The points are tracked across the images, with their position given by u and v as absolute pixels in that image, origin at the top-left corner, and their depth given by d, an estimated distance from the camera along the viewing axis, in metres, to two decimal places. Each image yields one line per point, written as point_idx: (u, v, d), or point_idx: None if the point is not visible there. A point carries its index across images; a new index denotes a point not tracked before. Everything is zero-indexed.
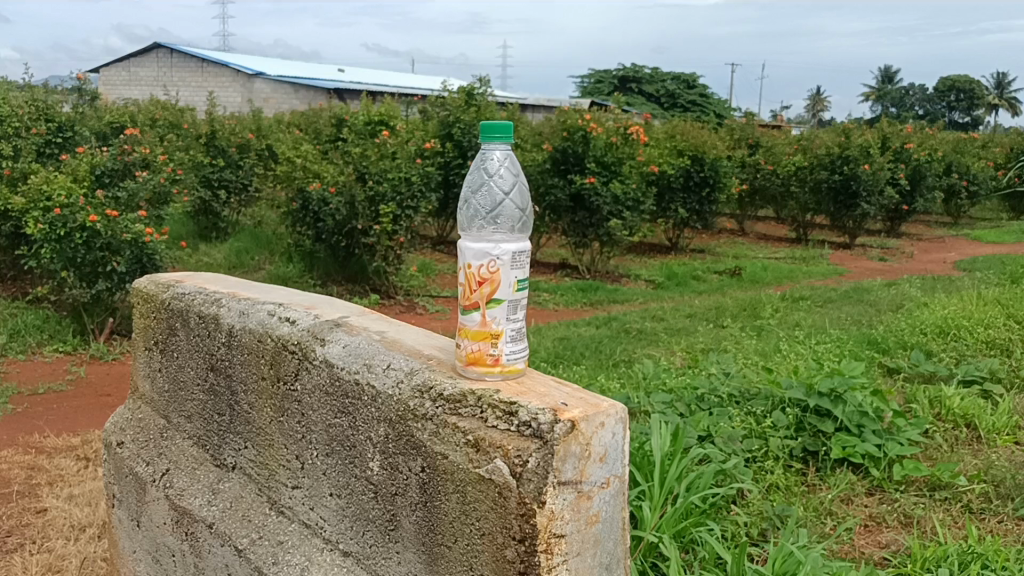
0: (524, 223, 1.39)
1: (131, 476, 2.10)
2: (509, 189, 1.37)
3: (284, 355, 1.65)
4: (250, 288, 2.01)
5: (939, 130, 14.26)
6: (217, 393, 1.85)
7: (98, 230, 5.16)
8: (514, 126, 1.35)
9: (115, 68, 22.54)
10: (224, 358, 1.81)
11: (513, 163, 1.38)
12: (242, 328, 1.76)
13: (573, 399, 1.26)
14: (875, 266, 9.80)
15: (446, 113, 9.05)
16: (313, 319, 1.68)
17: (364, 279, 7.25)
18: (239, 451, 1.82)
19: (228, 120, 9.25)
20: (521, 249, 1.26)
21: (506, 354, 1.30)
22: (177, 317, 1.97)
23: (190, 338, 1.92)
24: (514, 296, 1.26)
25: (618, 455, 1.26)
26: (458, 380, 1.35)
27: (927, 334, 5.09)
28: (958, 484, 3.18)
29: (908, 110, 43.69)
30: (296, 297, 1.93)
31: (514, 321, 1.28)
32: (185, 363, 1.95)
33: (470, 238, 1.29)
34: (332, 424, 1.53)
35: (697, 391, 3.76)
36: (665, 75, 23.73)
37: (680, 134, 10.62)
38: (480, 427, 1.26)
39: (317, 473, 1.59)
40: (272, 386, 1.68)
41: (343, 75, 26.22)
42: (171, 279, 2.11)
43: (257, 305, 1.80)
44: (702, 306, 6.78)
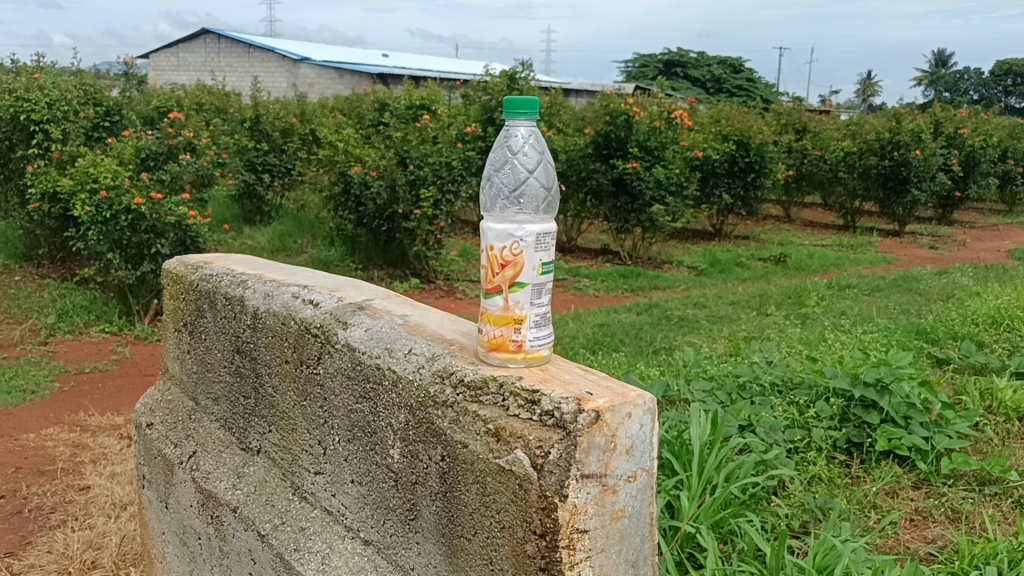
0: (550, 204, 1.35)
1: (159, 458, 2.11)
2: (533, 167, 1.34)
3: (306, 338, 1.64)
4: (277, 270, 2.01)
5: (995, 116, 13.86)
6: (242, 376, 1.85)
7: (143, 213, 5.24)
8: (539, 101, 1.31)
9: (164, 54, 22.97)
10: (249, 340, 1.81)
11: (538, 140, 1.35)
12: (266, 311, 1.75)
13: (599, 388, 1.23)
14: (926, 254, 9.55)
15: (488, 98, 9.04)
16: (336, 302, 1.67)
17: (405, 263, 7.26)
18: (263, 435, 1.82)
19: (273, 104, 9.33)
20: (545, 231, 1.23)
21: (530, 339, 1.27)
22: (204, 299, 1.97)
23: (216, 320, 1.92)
24: (538, 280, 1.23)
25: (645, 448, 1.23)
26: (479, 367, 1.32)
27: (979, 324, 4.95)
28: (1009, 479, 3.09)
29: (962, 96, 42.59)
30: (322, 279, 1.92)
31: (537, 305, 1.25)
32: (212, 345, 1.95)
33: (493, 220, 1.26)
34: (354, 410, 1.52)
35: (738, 380, 3.70)
36: (710, 60, 23.42)
37: (726, 118, 10.46)
38: (502, 415, 1.23)
39: (338, 460, 1.58)
40: (295, 369, 1.67)
41: (387, 60, 26.37)
42: (201, 260, 2.11)
43: (282, 287, 1.79)
44: (746, 293, 6.67)
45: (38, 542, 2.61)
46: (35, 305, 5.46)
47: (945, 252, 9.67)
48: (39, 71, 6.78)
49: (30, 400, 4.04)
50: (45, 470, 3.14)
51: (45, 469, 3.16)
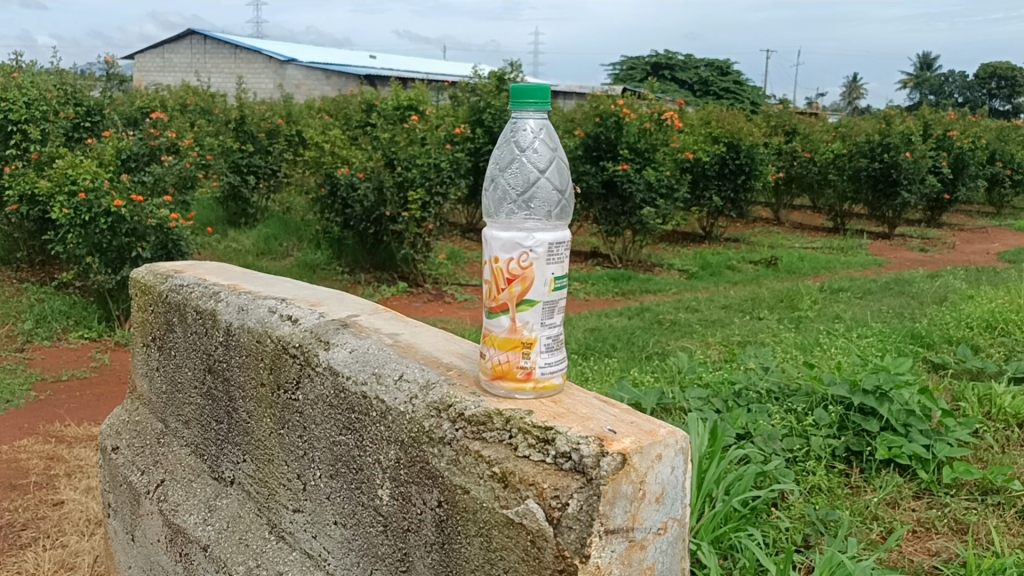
0: (564, 208, 1.27)
1: (125, 486, 2.00)
2: (544, 166, 1.25)
3: (284, 359, 1.54)
4: (253, 280, 1.91)
5: (983, 118, 13.86)
6: (215, 398, 1.75)
7: (123, 215, 5.12)
8: (551, 91, 1.21)
9: (149, 55, 22.84)
10: (222, 360, 1.71)
11: (550, 136, 1.26)
12: (240, 327, 1.65)
13: (620, 426, 1.14)
14: (917, 257, 9.51)
15: (477, 99, 8.96)
16: (318, 319, 1.58)
17: (393, 266, 7.14)
18: (237, 465, 1.71)
19: (258, 106, 9.20)
20: (558, 240, 1.13)
21: (540, 366, 1.17)
22: (174, 312, 1.86)
23: (187, 336, 1.82)
24: (550, 297, 1.13)
25: (675, 495, 1.14)
26: (482, 399, 1.22)
27: (973, 327, 4.88)
28: (1012, 488, 3.01)
29: (946, 99, 42.80)
30: (302, 292, 1.82)
31: (548, 326, 1.15)
32: (182, 363, 1.85)
33: (498, 227, 1.16)
34: (337, 442, 1.42)
35: (734, 387, 3.61)
36: (698, 62, 23.39)
37: (716, 120, 10.39)
38: (509, 456, 1.13)
39: (320, 498, 1.48)
40: (272, 394, 1.57)
41: (373, 61, 26.28)
42: (171, 269, 2.01)
43: (257, 301, 1.69)
44: (738, 297, 6.59)
45: (6, 562, 2.49)
46: (12, 311, 5.32)
47: (935, 255, 9.64)
48: (19, 70, 6.63)
49: (5, 410, 3.91)
50: (17, 484, 3.01)
51: (17, 483, 3.03)
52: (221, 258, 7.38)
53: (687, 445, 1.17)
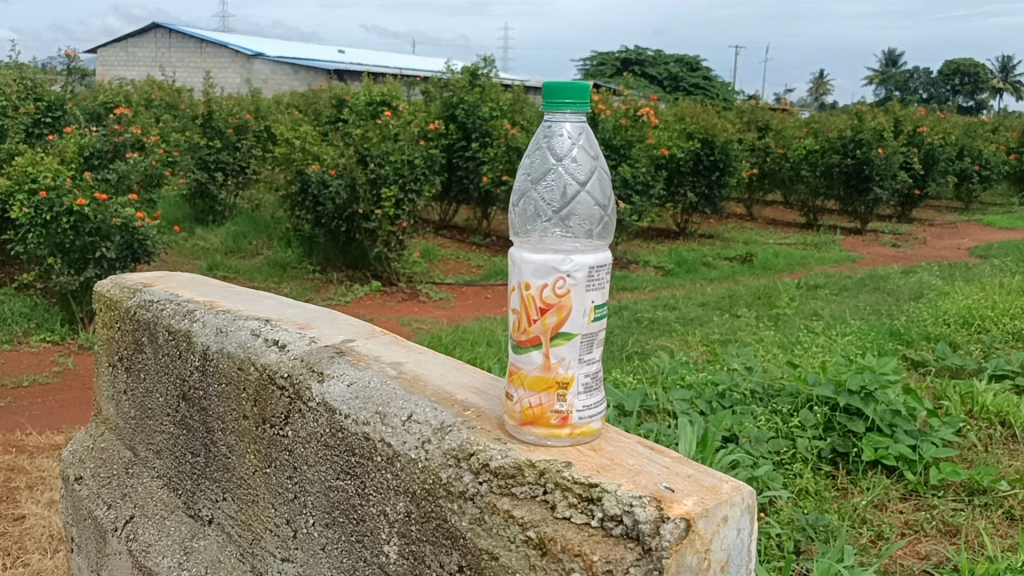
0: (606, 225, 1.21)
1: (89, 520, 1.91)
2: (585, 179, 1.20)
3: (270, 392, 1.49)
4: (229, 296, 1.86)
5: (950, 115, 14.00)
6: (192, 428, 1.69)
7: (87, 214, 4.96)
8: (591, 92, 1.13)
9: (112, 49, 22.45)
10: (200, 388, 1.65)
11: (590, 143, 1.19)
12: (220, 351, 1.60)
13: (677, 482, 1.05)
14: (889, 252, 9.56)
15: (449, 94, 8.88)
16: (308, 345, 1.53)
17: (365, 265, 7.00)
18: (216, 504, 1.65)
19: (226, 101, 9.02)
20: (598, 265, 1.05)
21: (578, 410, 1.08)
22: (145, 330, 1.79)
23: (160, 359, 1.76)
24: (589, 329, 1.05)
25: (741, 560, 1.05)
26: (510, 447, 1.14)
27: (950, 324, 4.85)
28: (999, 488, 2.91)
29: (911, 95, 43.32)
30: (283, 311, 1.77)
31: (586, 362, 1.06)
32: (154, 389, 1.78)
33: (528, 249, 1.08)
34: (334, 487, 1.36)
35: (717, 388, 3.50)
36: (668, 57, 23.42)
37: (690, 117, 10.37)
38: (546, 519, 1.04)
39: (313, 547, 1.42)
40: (258, 430, 1.52)
41: (342, 56, 26.05)
42: (138, 282, 1.94)
43: (238, 323, 1.64)
44: (714, 294, 6.55)
45: None
46: None
47: (908, 250, 9.69)
48: None
49: None
50: None
51: None
52: (189, 257, 7.20)
53: (755, 503, 1.07)
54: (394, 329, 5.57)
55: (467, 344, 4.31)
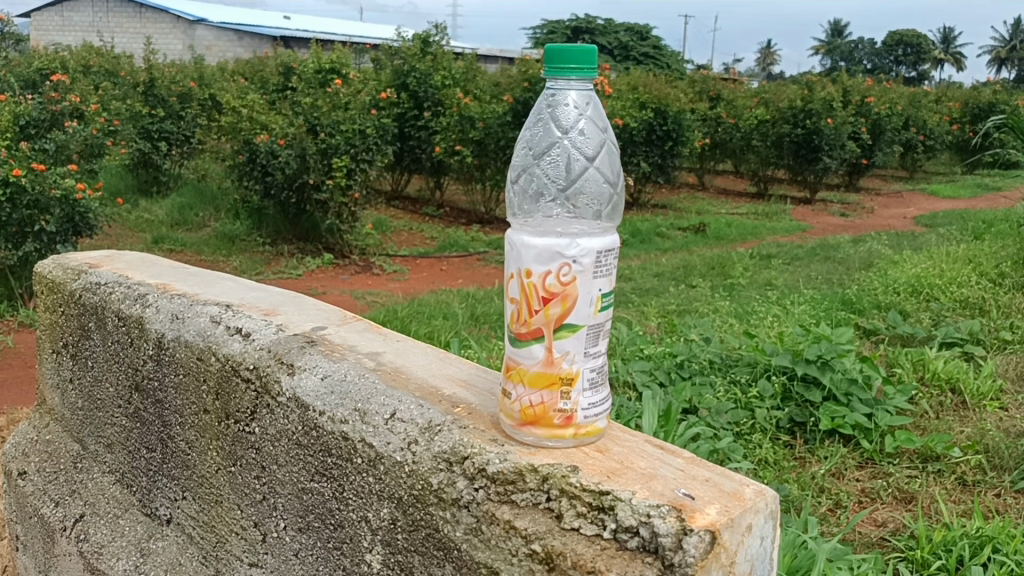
0: (615, 205, 1.19)
1: (36, 519, 1.84)
2: (594, 154, 1.15)
3: (233, 385, 1.43)
4: (181, 278, 1.78)
5: (896, 86, 14.20)
6: (147, 421, 1.62)
7: (24, 186, 4.75)
8: (597, 56, 1.07)
9: (47, 13, 21.71)
10: (155, 380, 1.58)
11: (598, 114, 1.13)
12: (175, 340, 1.54)
13: (696, 488, 1.01)
14: (838, 221, 9.67)
15: (400, 62, 8.73)
16: (275, 335, 1.47)
17: (317, 237, 6.86)
18: (175, 503, 1.59)
19: (168, 68, 8.75)
20: (605, 251, 1.01)
21: (582, 408, 1.04)
22: (91, 315, 1.71)
23: (109, 347, 1.68)
24: (595, 321, 1.02)
25: (762, 567, 1.01)
26: (509, 449, 1.10)
27: (900, 292, 4.90)
28: (952, 455, 2.82)
29: (856, 64, 43.86)
30: (243, 295, 1.70)
31: (592, 355, 1.03)
32: (103, 379, 1.70)
33: (529, 230, 1.03)
34: (306, 490, 1.31)
35: (676, 358, 3.38)
36: (618, 26, 23.31)
37: (643, 86, 10.35)
38: (552, 530, 1.00)
39: (282, 551, 1.37)
40: (221, 427, 1.46)
41: (287, 22, 25.49)
42: (82, 262, 1.85)
43: (196, 309, 1.57)
44: (669, 264, 6.55)
45: None
46: None
47: (856, 219, 9.82)
48: None
49: None
50: None
51: None
52: (133, 230, 7.00)
53: (778, 507, 1.04)
54: (348, 303, 5.48)
55: (423, 318, 4.25)
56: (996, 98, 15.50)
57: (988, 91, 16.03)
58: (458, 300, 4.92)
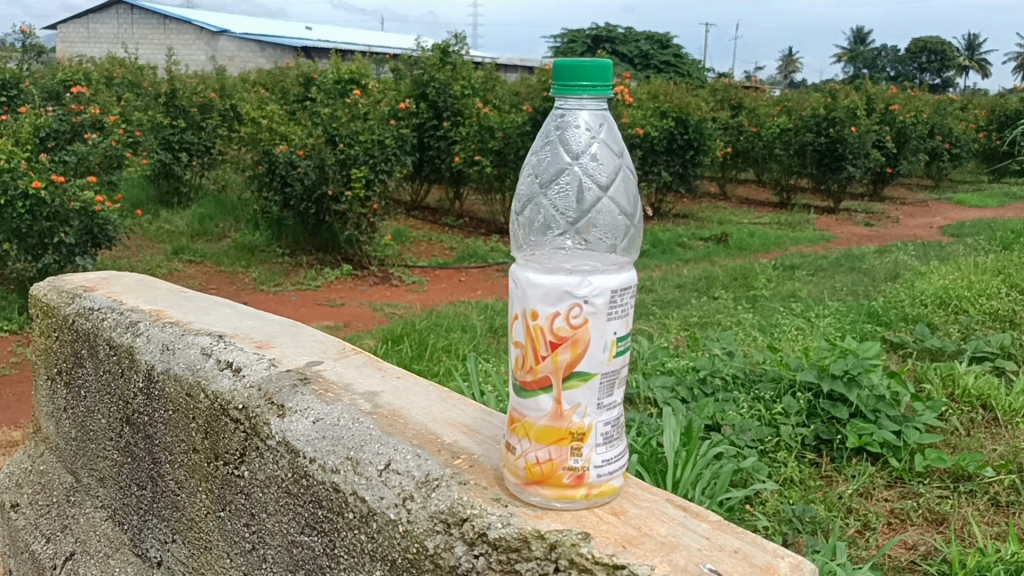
0: (632, 239, 1.16)
1: (26, 553, 1.88)
2: (608, 181, 1.12)
3: (221, 426, 1.44)
4: (173, 304, 1.81)
5: (920, 94, 14.04)
6: (138, 457, 1.65)
7: (43, 198, 4.75)
8: (612, 70, 1.02)
9: (73, 25, 22.04)
10: (145, 414, 1.61)
11: (611, 138, 1.11)
12: (164, 374, 1.55)
13: (723, 561, 0.98)
14: (863, 231, 9.55)
15: (420, 72, 8.72)
16: (267, 371, 1.47)
17: (336, 248, 6.83)
18: (165, 545, 1.61)
19: (189, 79, 8.80)
20: (618, 293, 0.98)
21: (594, 465, 1.00)
22: (84, 341, 1.75)
23: (100, 377, 1.72)
24: (609, 368, 0.98)
25: None
26: (512, 512, 1.06)
27: (927, 305, 4.79)
28: (984, 475, 2.71)
29: (879, 71, 43.56)
30: (237, 325, 1.72)
31: (606, 407, 0.99)
32: (96, 410, 1.75)
33: (536, 269, 1.00)
34: (297, 542, 1.30)
35: (698, 373, 3.30)
36: (639, 35, 23.24)
37: (663, 95, 10.29)
38: None
39: None
40: (209, 467, 1.47)
41: (309, 32, 25.68)
42: (76, 286, 1.89)
43: (186, 341, 1.59)
44: (690, 275, 6.46)
45: None
46: None
47: (880, 229, 9.69)
48: None
49: None
50: None
51: None
52: (153, 241, 7.01)
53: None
54: (366, 315, 5.44)
55: (441, 330, 4.19)
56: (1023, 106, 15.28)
57: (1015, 97, 15.79)
58: (477, 312, 4.87)
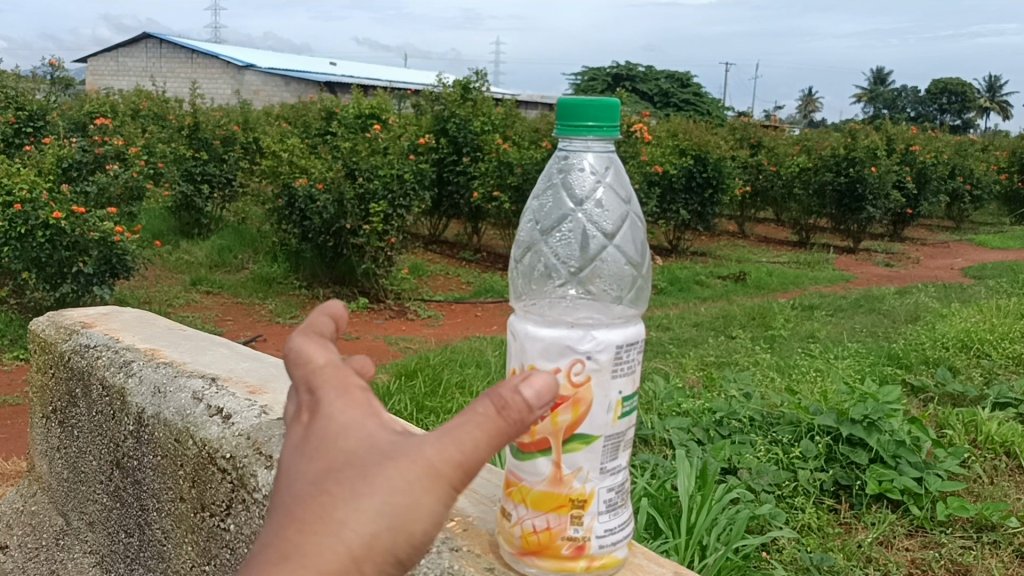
0: (639, 289, 1.16)
1: None
2: (614, 228, 1.13)
3: (209, 474, 1.51)
4: (167, 342, 1.92)
5: (941, 135, 14.00)
6: (128, 502, 1.75)
7: (63, 228, 4.78)
8: (619, 112, 1.00)
9: (102, 58, 22.43)
10: (135, 457, 1.71)
11: (618, 183, 1.10)
12: (156, 418, 1.64)
13: None
14: (882, 272, 9.45)
15: (440, 108, 8.78)
16: (257, 419, 1.53)
17: (353, 281, 6.82)
18: None
19: (213, 113, 8.91)
20: (622, 348, 0.95)
21: (595, 536, 0.97)
22: (79, 377, 1.87)
23: (94, 418, 1.83)
24: (614, 429, 0.95)
25: None
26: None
27: (949, 348, 4.71)
28: (1009, 525, 2.59)
29: (899, 112, 43.54)
30: (230, 366, 1.80)
31: (609, 473, 0.96)
32: (89, 451, 1.87)
33: (539, 323, 0.97)
34: None
35: (714, 415, 3.24)
36: (659, 74, 23.36)
37: (683, 133, 10.33)
38: None
39: None
40: (194, 515, 1.54)
41: (333, 68, 26.00)
42: (75, 322, 2.01)
43: (179, 384, 1.68)
44: (708, 314, 6.41)
45: None
46: None
47: (900, 270, 9.60)
48: None
49: None
50: None
51: None
52: (172, 272, 7.05)
53: None
54: (381, 349, 5.42)
55: (456, 366, 4.16)
56: None
57: None
58: (492, 348, 4.83)
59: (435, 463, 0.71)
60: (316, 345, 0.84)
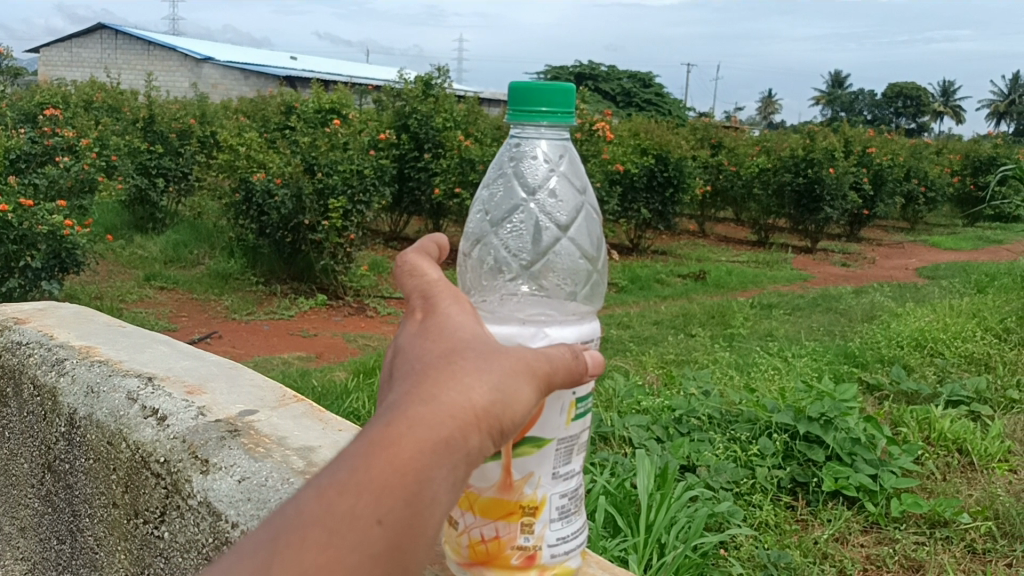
0: (593, 286, 1.15)
1: None
2: (569, 219, 1.11)
3: (141, 477, 1.46)
4: (104, 339, 1.86)
5: (897, 138, 14.23)
6: (60, 507, 1.70)
7: (10, 221, 4.66)
8: (573, 98, 0.97)
9: (56, 49, 21.97)
10: (67, 460, 1.65)
11: (572, 172, 1.08)
12: (88, 418, 1.59)
13: None
14: (839, 271, 9.59)
15: (402, 104, 8.70)
16: (193, 421, 1.48)
17: (311, 277, 6.73)
18: None
19: (170, 106, 8.76)
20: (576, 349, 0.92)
21: (547, 542, 0.95)
22: (10, 377, 1.81)
23: (26, 419, 1.77)
24: (568, 432, 0.93)
25: None
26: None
27: (903, 347, 4.77)
28: (961, 521, 2.60)
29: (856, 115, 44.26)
30: (168, 364, 1.75)
31: (562, 477, 0.95)
32: (20, 454, 1.81)
33: (494, 319, 0.95)
34: None
35: (673, 413, 3.23)
36: (622, 74, 23.49)
37: (644, 133, 10.39)
38: None
39: None
40: (127, 520, 1.50)
41: (293, 62, 25.74)
42: (9, 318, 1.95)
43: (113, 383, 1.63)
44: (668, 312, 6.43)
45: None
46: None
47: (857, 270, 9.73)
48: None
49: None
50: None
51: None
52: (125, 267, 6.91)
53: None
54: (339, 346, 5.37)
55: None
56: (997, 152, 15.51)
57: (989, 143, 15.98)
58: None
59: (538, 357, 0.79)
60: (430, 263, 0.92)
